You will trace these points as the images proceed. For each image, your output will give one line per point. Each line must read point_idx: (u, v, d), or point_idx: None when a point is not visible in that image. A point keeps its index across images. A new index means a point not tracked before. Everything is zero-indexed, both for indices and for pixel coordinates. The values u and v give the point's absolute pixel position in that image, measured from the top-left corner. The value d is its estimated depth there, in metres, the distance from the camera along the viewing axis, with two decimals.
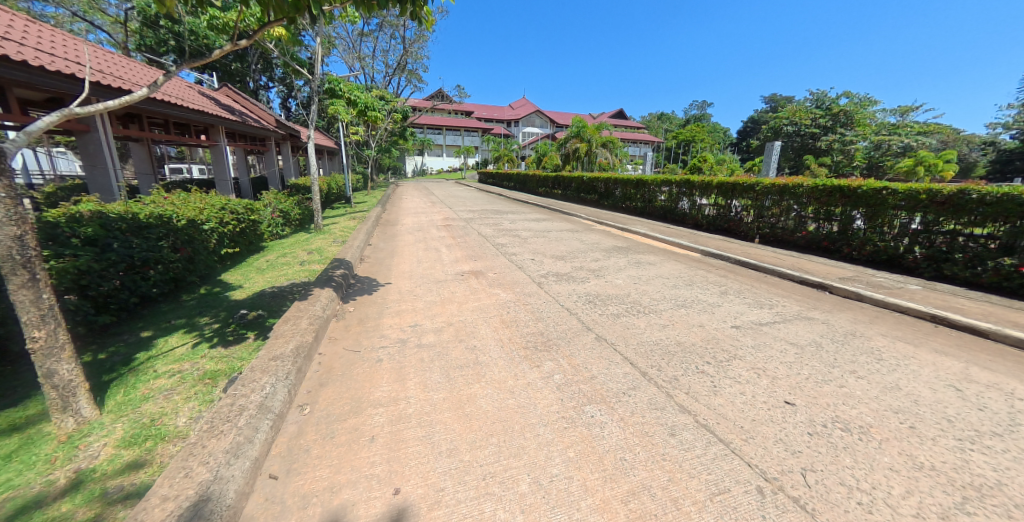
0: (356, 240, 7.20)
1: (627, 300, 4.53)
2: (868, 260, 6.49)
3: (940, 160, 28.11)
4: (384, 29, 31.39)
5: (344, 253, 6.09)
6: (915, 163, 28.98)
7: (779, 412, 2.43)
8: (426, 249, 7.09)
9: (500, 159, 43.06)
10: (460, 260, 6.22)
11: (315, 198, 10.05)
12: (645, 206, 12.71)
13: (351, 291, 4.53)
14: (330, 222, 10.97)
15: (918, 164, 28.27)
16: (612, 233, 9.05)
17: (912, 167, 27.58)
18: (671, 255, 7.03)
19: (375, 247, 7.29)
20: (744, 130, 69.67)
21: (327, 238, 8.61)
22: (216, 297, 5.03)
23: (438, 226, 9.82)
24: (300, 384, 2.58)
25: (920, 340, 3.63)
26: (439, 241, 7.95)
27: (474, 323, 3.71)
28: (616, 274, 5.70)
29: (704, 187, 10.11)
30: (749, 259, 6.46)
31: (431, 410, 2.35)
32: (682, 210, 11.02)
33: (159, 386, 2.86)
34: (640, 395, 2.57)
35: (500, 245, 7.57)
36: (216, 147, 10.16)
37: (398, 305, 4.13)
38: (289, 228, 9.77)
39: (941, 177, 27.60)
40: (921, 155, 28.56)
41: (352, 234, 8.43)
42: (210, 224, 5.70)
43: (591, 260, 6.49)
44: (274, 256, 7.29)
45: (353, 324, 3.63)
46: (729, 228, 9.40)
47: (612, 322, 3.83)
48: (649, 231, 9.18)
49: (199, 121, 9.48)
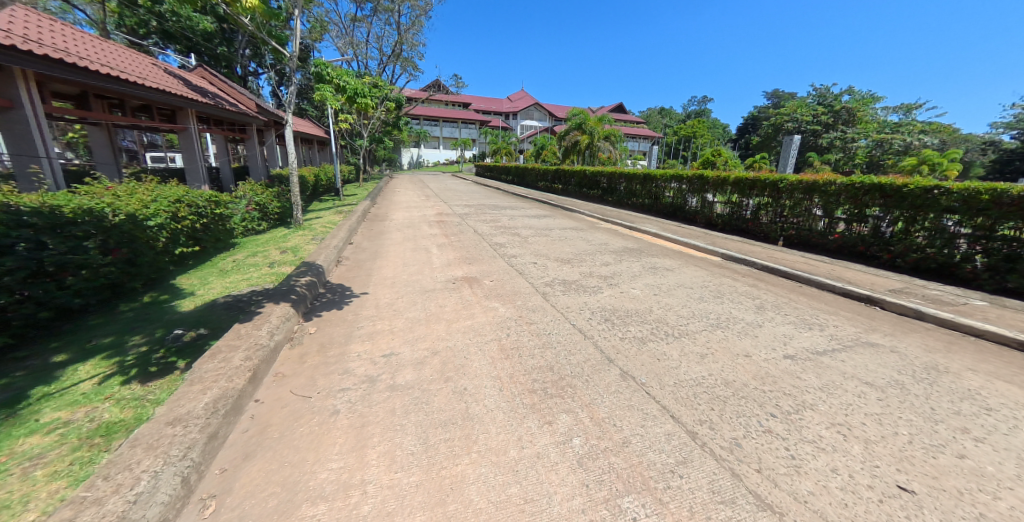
0: (335, 239, 6.39)
1: (650, 318, 3.78)
2: (912, 268, 5.80)
3: (943, 160, 27.68)
4: (377, 15, 30.28)
5: (318, 255, 5.28)
6: (918, 161, 28.56)
7: (900, 509, 1.69)
8: (414, 249, 6.31)
9: (498, 153, 42.44)
10: (451, 263, 5.43)
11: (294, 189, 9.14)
12: (652, 202, 11.94)
13: (316, 305, 3.73)
14: (313, 217, 10.13)
15: (924, 163, 27.65)
16: (620, 233, 8.32)
17: (915, 165, 27.16)
18: (689, 259, 6.27)
19: (357, 246, 6.49)
20: (744, 126, 69.02)
21: (306, 235, 7.80)
22: (160, 308, 4.21)
23: (430, 222, 9.02)
24: (212, 459, 1.80)
25: (1022, 378, 2.90)
26: (430, 240, 7.15)
27: (466, 352, 2.94)
28: (632, 282, 4.94)
29: (718, 183, 9.34)
30: (779, 265, 5.74)
31: (397, 509, 1.58)
32: (692, 207, 10.30)
33: (27, 448, 2.05)
34: (696, 475, 1.83)
35: (498, 245, 6.79)
36: (184, 131, 9.12)
37: (373, 325, 3.34)
38: (266, 223, 8.96)
39: (944, 177, 27.11)
40: (924, 154, 28.14)
41: (334, 231, 7.60)
42: (157, 220, 4.75)
43: (601, 264, 5.74)
44: (243, 255, 6.49)
45: (312, 353, 2.85)
46: (745, 228, 8.69)
47: (637, 351, 3.07)
48: (660, 230, 8.44)
49: (164, 103, 8.48)
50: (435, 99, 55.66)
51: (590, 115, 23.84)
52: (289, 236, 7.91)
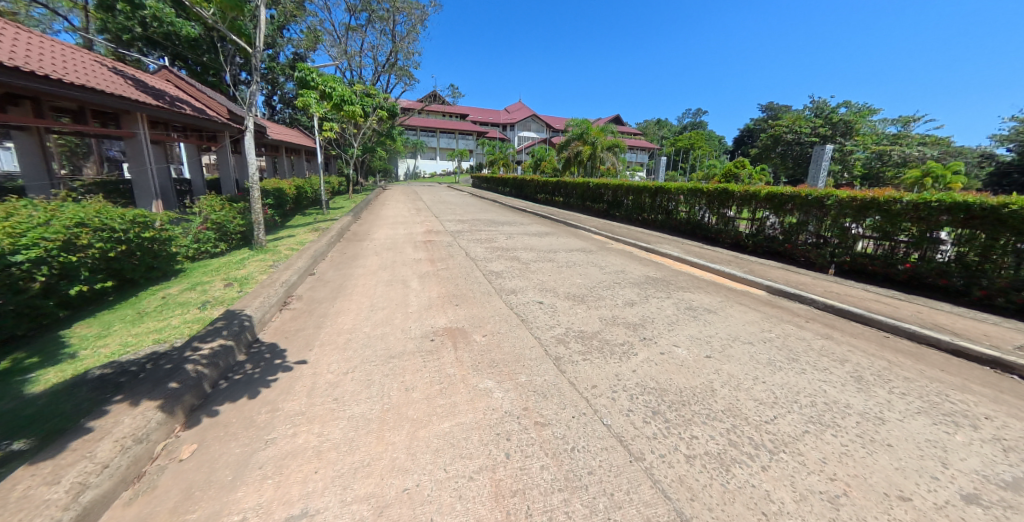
0: (292, 269, 5.17)
1: (718, 406, 2.57)
2: (1018, 309, 4.61)
3: (947, 171, 27.02)
4: (371, 23, 29.63)
5: (256, 295, 4.05)
6: (921, 173, 27.93)
7: None
8: (389, 282, 5.10)
9: (495, 164, 41.80)
10: (433, 306, 4.19)
11: (253, 205, 7.64)
12: (664, 218, 10.80)
13: (217, 393, 2.49)
14: (283, 236, 8.95)
15: (928, 175, 27.02)
16: (636, 257, 7.18)
17: (919, 177, 26.54)
18: (729, 295, 5.10)
19: (320, 276, 5.27)
20: (741, 137, 69.01)
21: (265, 261, 6.58)
22: (7, 382, 2.94)
23: (415, 244, 7.80)
24: None
25: None
26: (412, 268, 5.94)
27: (435, 508, 1.69)
28: (671, 335, 3.72)
29: (744, 198, 8.21)
30: (848, 306, 4.56)
31: None
32: (713, 225, 9.19)
33: None
34: None
35: (495, 275, 5.60)
36: (132, 138, 7.93)
37: (290, 441, 2.07)
38: (225, 244, 7.82)
39: (948, 189, 26.40)
40: (927, 166, 27.51)
41: (297, 255, 6.38)
42: (29, 253, 3.51)
43: (623, 303, 4.55)
44: (178, 289, 5.32)
45: (157, 517, 1.60)
46: (778, 251, 7.56)
47: (724, 495, 1.84)
48: (683, 254, 7.30)
49: (102, 105, 7.26)
50: (431, 110, 55.14)
51: (591, 125, 22.89)
52: (244, 262, 6.70)
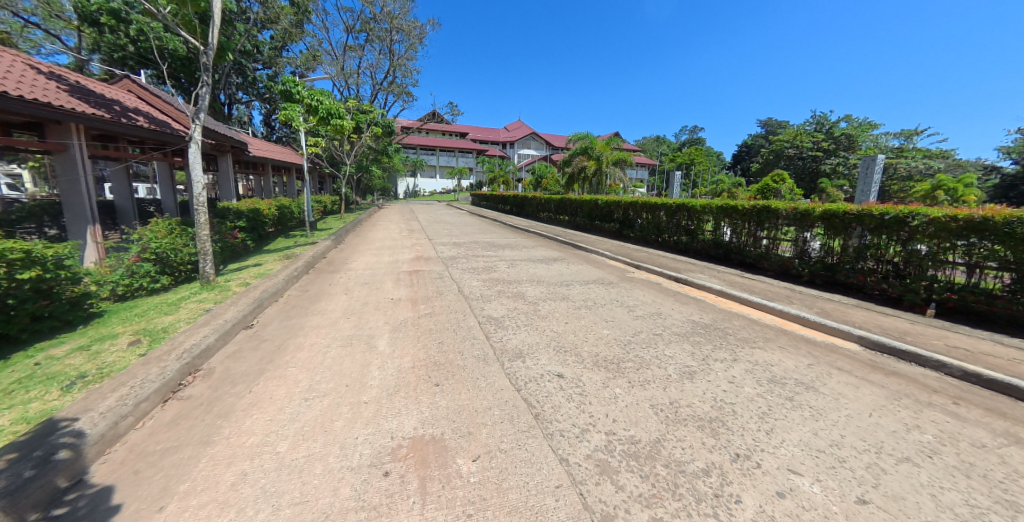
0: (220, 322, 3.82)
1: None
2: None
3: (962, 184, 25.80)
4: (369, 42, 29.27)
5: (131, 378, 2.67)
6: (932, 187, 26.76)
7: None
8: (351, 341, 3.73)
9: (495, 181, 41.20)
10: (401, 390, 2.82)
11: (202, 232, 6.05)
12: (688, 240, 9.48)
13: None
14: (246, 267, 7.61)
15: (938, 186, 25.76)
16: (668, 291, 5.84)
17: (929, 191, 25.34)
18: (816, 355, 3.72)
19: (259, 332, 3.91)
20: (741, 153, 68.69)
21: (203, 303, 5.23)
22: None
23: (397, 276, 6.47)
24: None
25: None
26: (388, 314, 4.58)
27: None
28: (776, 446, 2.33)
29: (793, 217, 6.92)
30: (1008, 376, 3.15)
31: None
32: (750, 248, 7.87)
33: None
34: None
35: (495, 324, 4.24)
36: (64, 152, 6.69)
37: None
38: (167, 278, 6.45)
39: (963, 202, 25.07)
40: (938, 179, 26.32)
41: (244, 296, 5.04)
42: None
43: (678, 377, 3.18)
44: (64, 350, 3.95)
45: None
46: (839, 281, 6.21)
47: None
48: (725, 286, 5.94)
49: (20, 113, 6.02)
50: (431, 128, 54.91)
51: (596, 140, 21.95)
52: (179, 305, 5.34)
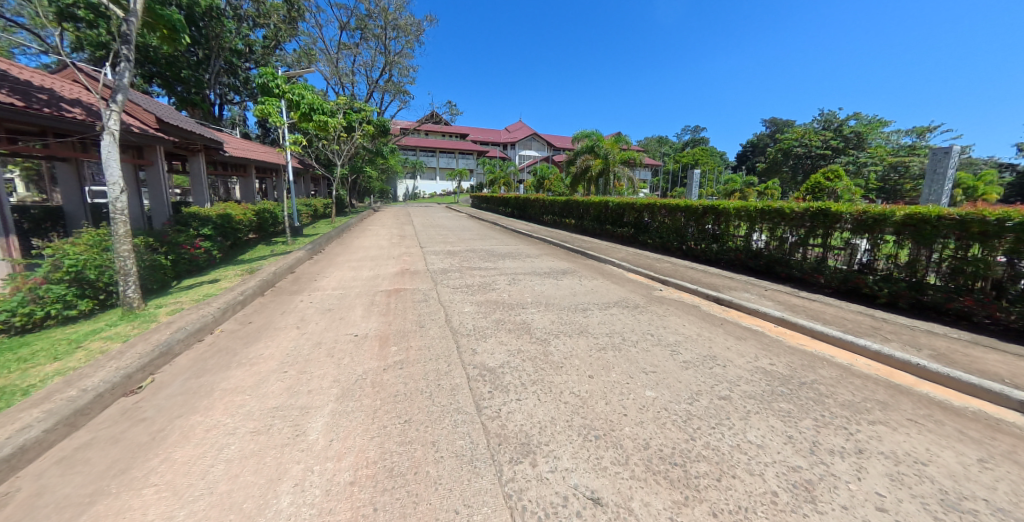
0: (78, 392, 2.54)
1: None
2: None
3: (981, 182, 24.52)
4: (365, 40, 28.22)
5: None
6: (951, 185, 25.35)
7: None
8: (268, 421, 2.46)
9: (497, 183, 40.28)
10: None
11: (120, 245, 4.74)
12: (715, 248, 8.21)
13: None
14: (194, 285, 6.33)
15: (958, 184, 24.44)
16: (713, 319, 4.55)
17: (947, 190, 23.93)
18: (980, 439, 2.44)
19: (140, 403, 2.64)
20: (746, 152, 67.44)
21: (108, 342, 3.98)
22: None
23: (371, 300, 5.20)
24: None
25: None
26: (341, 363, 3.30)
27: None
28: None
29: (859, 222, 5.60)
30: None
31: None
32: (796, 258, 6.60)
33: None
34: None
35: (489, 384, 2.96)
36: None
37: None
38: (87, 303, 5.18)
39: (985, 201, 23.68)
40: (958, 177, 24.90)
41: (158, 332, 3.80)
42: None
43: (792, 503, 1.90)
44: None
45: None
46: (924, 302, 4.93)
47: None
48: (783, 312, 4.67)
49: None
50: (430, 129, 53.71)
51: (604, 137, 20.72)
52: (79, 341, 4.09)
